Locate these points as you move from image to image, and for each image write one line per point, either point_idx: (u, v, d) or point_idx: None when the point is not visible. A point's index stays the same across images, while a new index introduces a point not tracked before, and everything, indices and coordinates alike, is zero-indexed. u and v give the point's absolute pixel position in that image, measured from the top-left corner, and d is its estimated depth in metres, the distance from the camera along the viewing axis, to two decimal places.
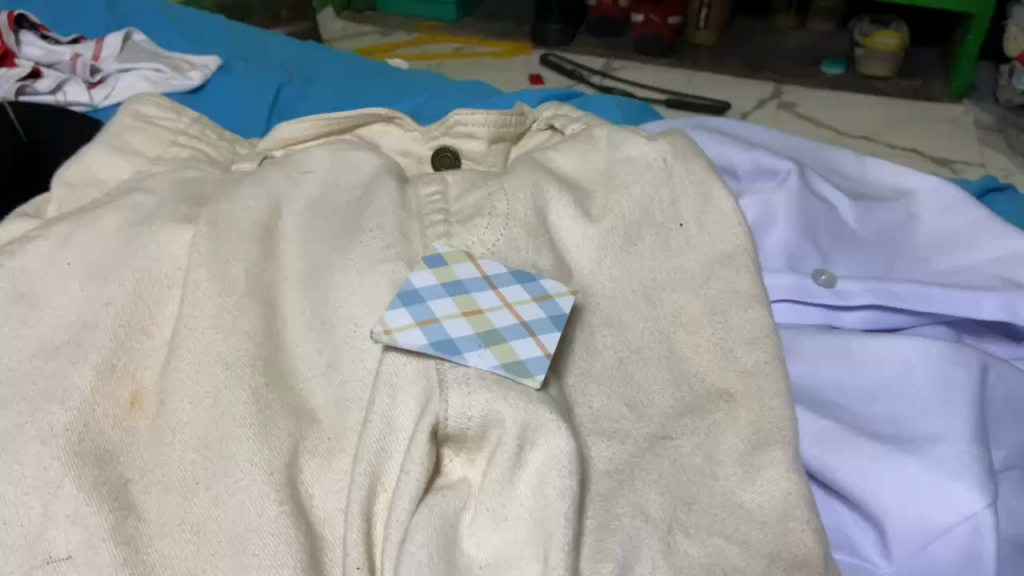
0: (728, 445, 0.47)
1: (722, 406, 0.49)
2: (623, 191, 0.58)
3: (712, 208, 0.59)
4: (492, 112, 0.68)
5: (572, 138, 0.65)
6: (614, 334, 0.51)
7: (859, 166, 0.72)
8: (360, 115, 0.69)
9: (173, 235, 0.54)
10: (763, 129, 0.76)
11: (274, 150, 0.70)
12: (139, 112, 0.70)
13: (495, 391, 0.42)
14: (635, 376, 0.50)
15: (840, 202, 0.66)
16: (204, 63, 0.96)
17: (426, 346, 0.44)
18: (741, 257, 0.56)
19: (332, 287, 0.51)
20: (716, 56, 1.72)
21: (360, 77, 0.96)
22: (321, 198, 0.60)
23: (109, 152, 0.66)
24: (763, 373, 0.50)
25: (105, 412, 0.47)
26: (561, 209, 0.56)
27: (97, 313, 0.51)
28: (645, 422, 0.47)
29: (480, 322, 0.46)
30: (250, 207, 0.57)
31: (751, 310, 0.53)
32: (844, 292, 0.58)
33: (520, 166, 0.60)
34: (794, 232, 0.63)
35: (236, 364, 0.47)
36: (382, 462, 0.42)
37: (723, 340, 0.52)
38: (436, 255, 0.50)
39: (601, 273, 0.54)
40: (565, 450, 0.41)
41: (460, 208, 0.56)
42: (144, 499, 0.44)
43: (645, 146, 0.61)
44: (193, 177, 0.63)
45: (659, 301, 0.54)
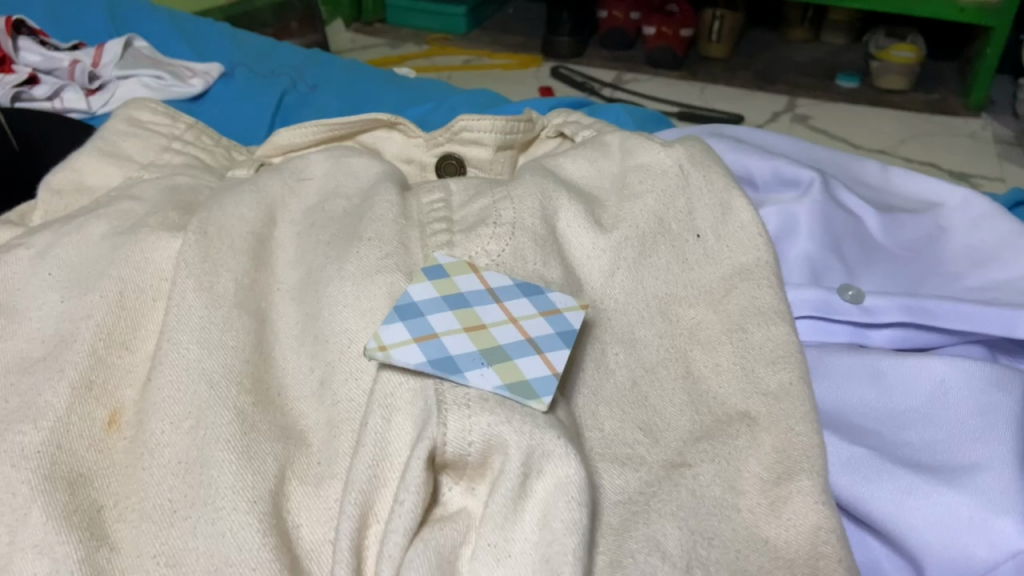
0: (751, 473, 0.43)
1: (744, 431, 0.45)
2: (637, 200, 0.55)
3: (732, 218, 0.55)
4: (499, 118, 0.65)
5: (582, 145, 0.62)
6: (627, 352, 0.48)
7: (883, 176, 0.69)
8: (362, 120, 0.66)
9: (159, 243, 0.51)
10: (782, 137, 0.73)
11: (273, 158, 0.68)
12: (133, 118, 0.68)
13: (497, 413, 0.39)
14: (649, 398, 0.46)
15: (866, 213, 0.62)
16: (206, 71, 0.94)
17: (423, 364, 0.40)
18: (762, 270, 0.52)
19: (326, 299, 0.48)
20: (730, 68, 1.69)
21: (366, 86, 0.93)
22: (318, 206, 0.57)
23: (100, 157, 0.64)
24: (788, 395, 0.46)
25: (81, 433, 0.44)
26: (571, 218, 0.53)
27: (76, 326, 0.47)
28: (660, 447, 0.44)
29: (483, 339, 0.43)
30: (243, 214, 0.54)
31: (773, 326, 0.49)
32: (872, 309, 0.54)
33: (528, 173, 0.57)
34: (816, 245, 0.60)
35: (221, 382, 0.44)
36: (374, 491, 0.38)
37: (744, 360, 0.48)
38: (437, 265, 0.47)
39: (613, 286, 0.51)
40: (574, 479, 0.37)
41: (464, 216, 0.53)
42: (118, 529, 0.40)
43: (660, 153, 0.58)
44: (185, 183, 0.61)
45: (675, 316, 0.51)
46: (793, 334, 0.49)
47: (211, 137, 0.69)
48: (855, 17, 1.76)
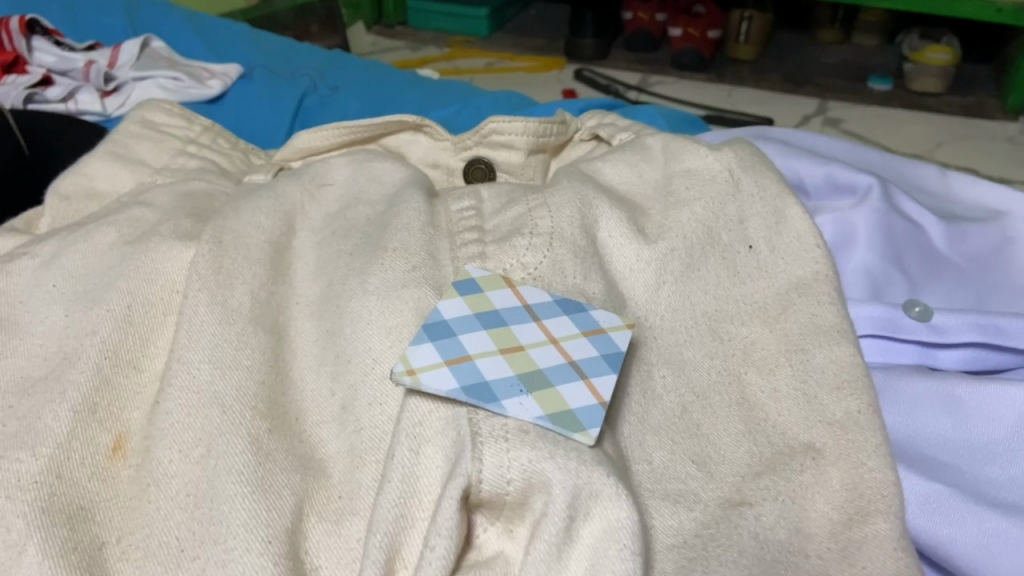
0: (819, 513, 0.40)
1: (809, 465, 0.41)
2: (683, 207, 0.51)
3: (786, 227, 0.51)
4: (532, 120, 0.61)
5: (620, 148, 0.58)
6: (675, 375, 0.44)
7: (943, 182, 0.64)
8: (386, 122, 0.63)
9: (171, 253, 0.48)
10: (832, 139, 0.68)
11: (292, 161, 0.64)
12: (147, 120, 0.65)
13: (539, 447, 0.35)
14: (701, 426, 0.42)
15: (930, 222, 0.57)
16: (224, 72, 0.91)
17: (456, 391, 0.36)
18: (822, 285, 0.48)
19: (348, 316, 0.44)
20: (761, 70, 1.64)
21: (388, 87, 0.90)
22: (340, 214, 0.53)
23: (111, 161, 0.61)
24: (856, 425, 0.42)
25: (82, 461, 0.40)
26: (612, 228, 0.49)
27: (79, 344, 0.44)
28: (716, 483, 0.40)
29: (522, 362, 0.39)
30: (260, 222, 0.51)
31: (836, 347, 0.45)
32: (941, 327, 0.50)
33: (565, 178, 0.52)
34: (876, 257, 0.55)
35: (234, 407, 0.40)
36: (401, 533, 0.34)
37: (805, 386, 0.44)
38: (468, 279, 0.43)
39: (658, 302, 0.47)
40: (625, 524, 0.33)
41: (497, 225, 0.49)
42: (121, 569, 0.37)
43: (707, 156, 0.53)
44: (200, 189, 0.57)
45: (727, 335, 0.46)
46: (858, 356, 0.45)
47: (228, 140, 0.66)
48: (888, 17, 1.71)
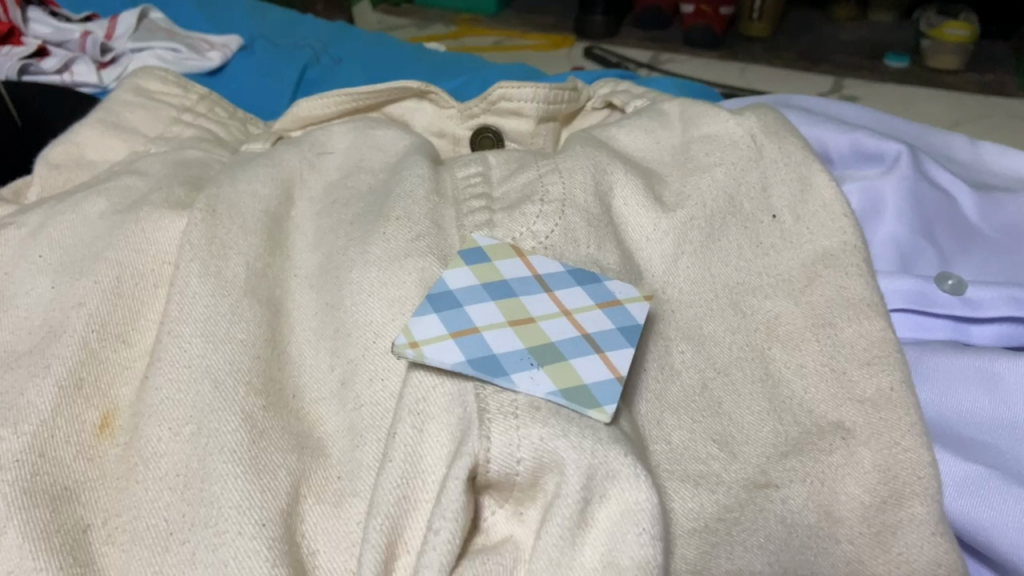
0: (850, 496, 0.37)
1: (838, 445, 0.38)
2: (703, 174, 0.48)
3: (812, 196, 0.48)
4: (543, 86, 0.58)
5: (636, 114, 0.55)
6: (695, 350, 0.41)
7: (973, 152, 0.61)
8: (388, 89, 0.60)
9: (162, 222, 0.46)
10: (857, 107, 0.65)
11: (291, 131, 0.62)
12: (142, 88, 0.62)
13: (551, 425, 0.32)
14: (723, 404, 0.40)
15: (961, 191, 0.54)
16: (224, 43, 0.88)
17: (462, 365, 0.34)
18: (850, 256, 0.45)
19: (348, 287, 0.42)
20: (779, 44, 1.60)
21: (393, 59, 0.87)
22: (340, 183, 0.51)
23: (103, 130, 0.58)
24: (889, 403, 0.39)
25: (67, 439, 0.38)
26: (627, 195, 0.46)
27: (66, 316, 0.42)
28: (739, 464, 0.37)
29: (532, 334, 0.36)
30: (256, 190, 0.48)
31: (866, 321, 0.42)
32: (976, 301, 0.47)
33: (577, 144, 0.50)
34: (906, 229, 0.52)
35: (227, 381, 0.38)
36: (403, 516, 0.32)
37: (832, 361, 0.41)
38: (475, 248, 0.41)
39: (676, 274, 0.44)
40: (644, 506, 0.31)
41: (505, 192, 0.46)
42: (106, 553, 0.35)
43: (728, 122, 0.51)
44: (195, 157, 0.55)
45: (749, 308, 0.44)
46: (890, 331, 0.42)
47: (225, 109, 0.63)
48: None
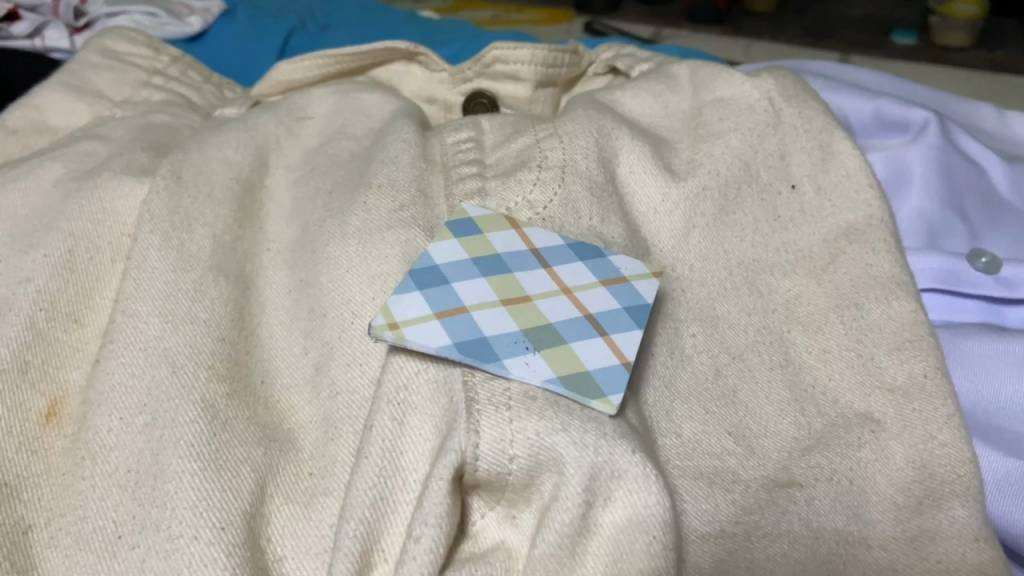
0: (881, 496, 0.34)
1: (868, 439, 0.35)
2: (717, 140, 0.44)
3: (834, 164, 0.44)
4: (540, 47, 0.54)
5: (642, 77, 0.51)
6: (708, 334, 0.38)
7: (1001, 122, 0.57)
8: (374, 52, 0.55)
9: (121, 189, 0.41)
10: (876, 74, 0.60)
11: (270, 96, 0.57)
12: (109, 49, 0.58)
13: (549, 418, 0.29)
14: (738, 393, 0.36)
15: (993, 163, 0.50)
16: (205, 8, 0.83)
17: (448, 349, 0.30)
18: (877, 231, 0.41)
19: (324, 262, 0.38)
20: (790, 16, 1.49)
21: (382, 26, 0.83)
22: (320, 149, 0.47)
23: (65, 93, 0.54)
24: (922, 393, 0.36)
25: (8, 430, 0.34)
26: (634, 162, 0.42)
27: (10, 293, 0.38)
28: (758, 460, 0.34)
29: (528, 315, 0.32)
30: (227, 157, 0.44)
31: (895, 301, 0.39)
32: (1010, 280, 0.43)
33: (579, 107, 0.45)
34: (934, 202, 0.48)
35: (186, 366, 0.34)
36: (381, 519, 0.28)
37: (860, 346, 0.38)
38: (465, 219, 0.37)
39: (687, 250, 0.40)
40: (654, 511, 0.27)
41: (499, 159, 0.41)
42: (48, 558, 0.31)
43: (744, 84, 0.46)
44: (163, 122, 0.50)
45: (766, 288, 0.40)
46: (922, 312, 0.38)
47: (200, 73, 0.59)
48: None
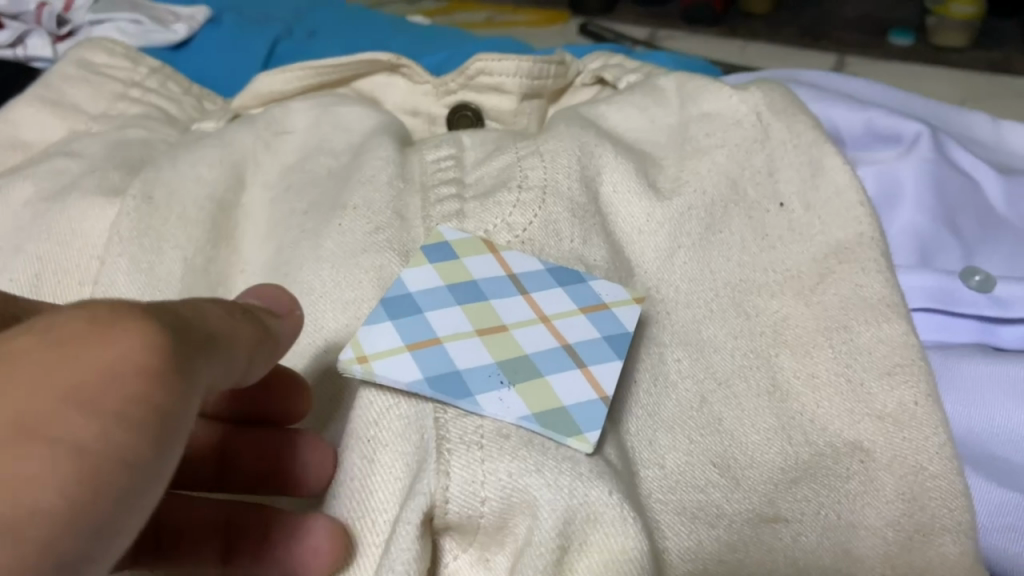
0: (870, 531, 0.34)
1: (856, 471, 0.34)
2: (704, 157, 0.43)
3: (824, 182, 0.43)
4: (525, 59, 0.53)
5: (628, 89, 0.50)
6: (693, 359, 0.36)
7: (996, 132, 0.56)
8: (356, 64, 0.54)
9: (91, 210, 0.40)
10: (869, 83, 0.59)
11: (251, 108, 0.56)
12: (86, 60, 0.57)
13: (522, 459, 0.27)
14: (723, 421, 0.35)
15: (987, 175, 0.49)
16: (190, 15, 0.82)
17: (420, 384, 0.29)
18: (866, 251, 0.40)
19: (298, 287, 0.37)
20: (790, 8, 1.42)
21: (370, 33, 0.82)
22: (298, 165, 0.46)
23: (40, 106, 0.53)
24: (913, 420, 0.35)
25: None
26: (617, 180, 0.41)
27: None
28: (743, 493, 0.33)
29: (504, 346, 0.31)
30: (200, 174, 0.43)
31: (886, 324, 0.38)
32: (1005, 299, 0.42)
33: (562, 122, 0.44)
34: (927, 217, 0.47)
35: None
36: (350, 563, 0.27)
37: (849, 371, 0.37)
38: (441, 243, 0.35)
39: (672, 271, 0.39)
40: (632, 556, 0.27)
41: (479, 178, 0.40)
42: None
43: (731, 98, 0.45)
44: (139, 137, 0.49)
45: (754, 309, 0.38)
46: (913, 335, 0.37)
47: (179, 84, 0.57)
48: None
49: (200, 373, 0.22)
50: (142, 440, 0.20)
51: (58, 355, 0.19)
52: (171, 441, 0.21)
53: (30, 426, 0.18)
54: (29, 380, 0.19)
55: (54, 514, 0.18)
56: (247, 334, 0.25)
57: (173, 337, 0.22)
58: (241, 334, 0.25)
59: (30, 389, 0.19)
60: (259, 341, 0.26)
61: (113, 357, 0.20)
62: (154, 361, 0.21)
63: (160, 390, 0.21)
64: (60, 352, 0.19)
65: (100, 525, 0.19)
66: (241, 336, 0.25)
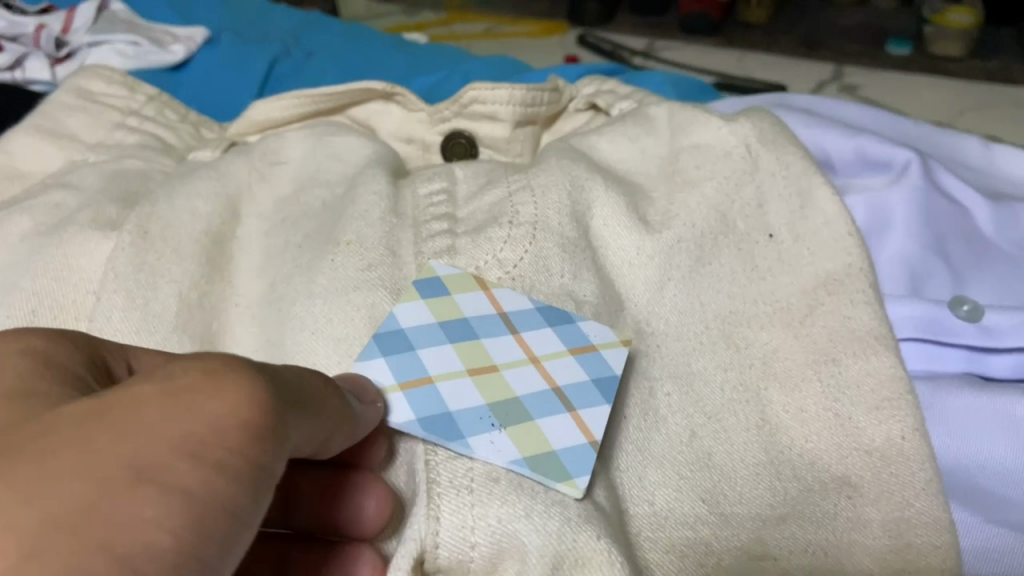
0: (859, 568, 0.34)
1: (845, 506, 0.35)
2: (693, 189, 0.43)
3: (813, 212, 0.43)
4: (518, 86, 0.53)
5: (620, 118, 0.50)
6: (682, 393, 0.37)
7: (987, 156, 0.56)
8: (351, 92, 0.55)
9: (87, 245, 0.41)
10: (861, 107, 0.59)
11: (248, 135, 0.56)
12: (83, 88, 0.57)
13: (512, 504, 0.28)
14: (713, 456, 0.35)
15: (977, 203, 0.50)
16: (188, 36, 0.82)
17: (412, 425, 0.30)
18: (855, 282, 0.40)
19: (291, 323, 0.37)
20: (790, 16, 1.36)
21: (367, 53, 0.82)
22: (293, 197, 0.46)
23: (38, 136, 0.53)
24: (900, 455, 0.35)
25: None
26: (607, 215, 0.41)
27: None
28: (731, 530, 0.33)
29: (494, 387, 0.32)
30: (196, 208, 0.43)
31: (874, 357, 0.38)
32: (993, 329, 0.42)
33: (553, 155, 0.45)
34: (917, 244, 0.47)
35: None
36: None
37: (837, 405, 0.37)
38: (433, 278, 0.36)
39: (662, 304, 0.40)
40: None
41: (471, 213, 0.41)
42: None
43: (720, 129, 0.46)
44: (136, 168, 0.50)
45: (743, 342, 0.39)
46: (901, 368, 0.38)
47: (176, 111, 0.58)
48: None
49: (282, 439, 0.25)
50: (239, 485, 0.23)
51: (176, 409, 0.22)
52: (261, 488, 0.24)
53: (150, 471, 0.21)
54: (152, 426, 0.22)
55: (164, 550, 0.21)
56: (339, 405, 0.28)
57: (268, 392, 0.25)
58: (332, 408, 0.27)
59: (150, 438, 0.22)
60: (349, 418, 0.28)
61: (217, 416, 0.23)
62: (254, 417, 0.24)
63: (255, 444, 0.23)
64: (179, 404, 0.23)
65: (199, 568, 0.22)
66: (332, 411, 0.27)
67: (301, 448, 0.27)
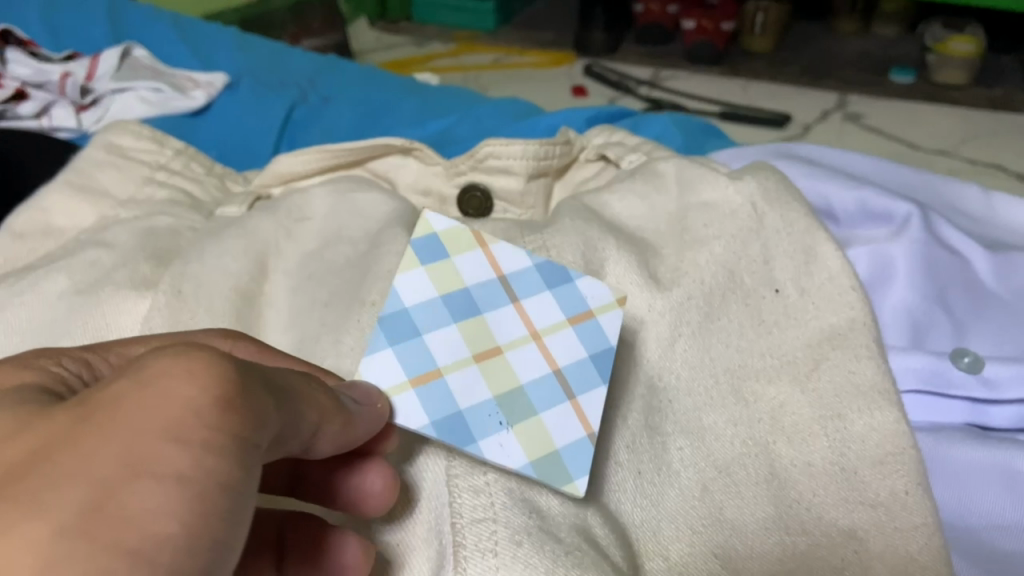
0: None
1: (852, 561, 0.36)
2: (702, 247, 0.45)
3: (817, 267, 0.45)
4: (531, 142, 0.55)
5: (630, 173, 0.52)
6: (694, 447, 0.38)
7: (986, 204, 0.58)
8: (371, 147, 0.57)
9: (125, 305, 0.43)
10: (862, 155, 0.61)
11: (271, 186, 0.58)
12: (113, 143, 0.59)
13: (533, 566, 0.30)
14: (724, 510, 0.37)
15: (975, 253, 0.51)
16: (209, 80, 0.85)
17: (428, 428, 0.32)
18: (859, 337, 0.42)
19: None
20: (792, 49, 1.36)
21: (382, 97, 0.84)
22: (317, 253, 0.48)
23: (71, 193, 0.55)
24: (903, 509, 0.37)
25: None
26: (620, 273, 0.43)
27: None
28: None
29: (498, 372, 0.34)
30: (226, 266, 0.45)
31: (878, 412, 0.39)
32: (992, 381, 0.44)
33: (566, 216, 0.47)
34: (918, 296, 0.49)
35: None
36: None
37: (842, 460, 0.38)
38: (432, 235, 0.37)
39: (673, 359, 0.41)
40: None
41: None
42: None
43: (727, 187, 0.48)
44: (166, 224, 0.52)
45: (752, 396, 0.40)
46: (904, 422, 0.39)
47: (202, 164, 0.60)
48: None
49: (266, 418, 0.24)
50: (232, 465, 0.22)
51: (146, 398, 0.22)
52: (254, 465, 0.23)
53: (140, 465, 0.21)
54: (128, 421, 0.21)
55: (173, 537, 0.20)
56: (321, 397, 0.28)
57: (238, 371, 0.24)
58: (315, 399, 0.27)
59: (134, 431, 0.21)
60: (330, 408, 0.28)
61: (190, 401, 0.22)
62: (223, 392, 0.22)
63: (234, 415, 0.22)
64: (149, 396, 0.22)
65: (213, 544, 0.21)
66: (315, 400, 0.27)
67: (293, 441, 0.26)
